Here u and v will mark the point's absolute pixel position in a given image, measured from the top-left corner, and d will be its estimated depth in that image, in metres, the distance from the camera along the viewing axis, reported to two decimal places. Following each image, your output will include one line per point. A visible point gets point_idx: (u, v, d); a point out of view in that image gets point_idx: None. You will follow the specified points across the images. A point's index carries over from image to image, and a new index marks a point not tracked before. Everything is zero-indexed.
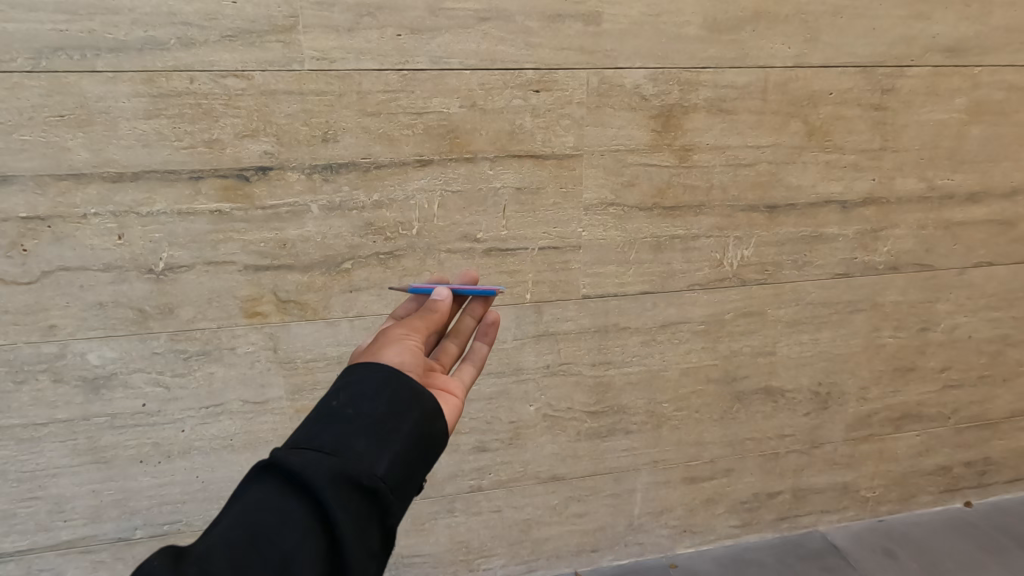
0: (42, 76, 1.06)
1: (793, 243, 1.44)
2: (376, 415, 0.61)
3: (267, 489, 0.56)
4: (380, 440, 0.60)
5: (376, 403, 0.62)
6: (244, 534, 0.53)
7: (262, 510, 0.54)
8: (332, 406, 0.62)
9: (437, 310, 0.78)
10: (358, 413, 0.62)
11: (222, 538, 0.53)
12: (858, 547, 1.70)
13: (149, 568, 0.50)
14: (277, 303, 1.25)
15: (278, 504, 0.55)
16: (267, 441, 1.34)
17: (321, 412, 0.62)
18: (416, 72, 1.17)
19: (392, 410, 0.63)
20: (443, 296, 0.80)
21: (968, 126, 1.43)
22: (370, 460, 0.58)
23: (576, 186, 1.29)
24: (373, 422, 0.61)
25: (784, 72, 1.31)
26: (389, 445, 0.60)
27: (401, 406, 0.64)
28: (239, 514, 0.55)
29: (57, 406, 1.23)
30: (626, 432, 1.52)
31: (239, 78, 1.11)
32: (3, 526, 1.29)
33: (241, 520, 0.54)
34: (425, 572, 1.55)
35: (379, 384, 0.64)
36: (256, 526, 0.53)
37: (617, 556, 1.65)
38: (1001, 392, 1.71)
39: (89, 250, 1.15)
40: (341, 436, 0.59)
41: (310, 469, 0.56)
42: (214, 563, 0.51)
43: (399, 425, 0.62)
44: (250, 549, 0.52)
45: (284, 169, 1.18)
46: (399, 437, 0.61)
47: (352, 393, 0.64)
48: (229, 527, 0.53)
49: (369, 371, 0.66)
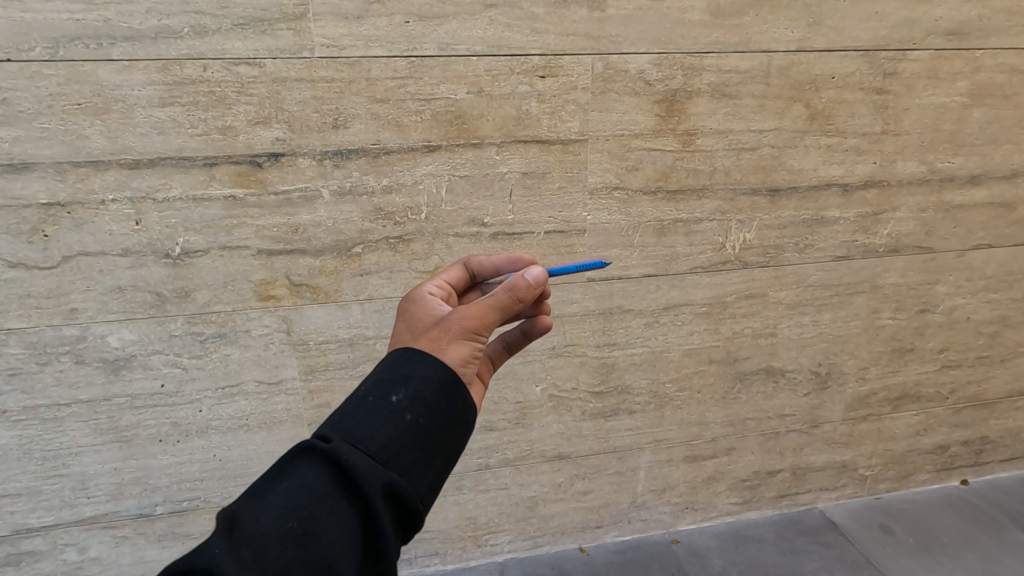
0: (60, 65, 1.08)
1: (794, 226, 1.46)
2: (432, 427, 0.63)
3: (321, 483, 0.58)
4: (429, 456, 0.62)
5: (433, 413, 0.63)
6: (297, 526, 0.56)
7: (314, 505, 0.57)
8: (391, 402, 0.63)
9: (522, 300, 0.73)
10: (415, 421, 0.62)
11: (276, 527, 0.55)
12: (857, 523, 1.74)
13: (210, 552, 0.53)
14: (291, 287, 1.28)
15: (330, 502, 0.57)
16: (282, 421, 1.38)
17: (379, 407, 0.62)
18: (424, 59, 1.19)
19: (446, 423, 0.64)
20: (535, 282, 0.73)
21: (968, 109, 1.45)
22: (418, 476, 0.61)
23: (580, 170, 1.32)
24: (428, 434, 0.62)
25: (787, 56, 1.32)
26: (435, 461, 0.63)
27: (453, 419, 0.65)
28: (292, 501, 0.57)
29: (79, 386, 1.27)
30: (630, 412, 1.56)
31: (251, 66, 1.14)
32: (29, 503, 1.33)
33: (295, 512, 0.56)
34: (435, 548, 1.60)
35: (440, 392, 0.65)
36: (308, 521, 0.56)
37: (621, 532, 1.70)
38: (999, 372, 1.74)
39: (108, 236, 1.19)
40: (397, 444, 0.60)
41: (367, 479, 0.57)
42: (270, 554, 0.54)
43: (447, 440, 0.64)
44: (303, 544, 0.55)
45: (295, 155, 1.20)
46: (444, 453, 0.64)
47: (413, 393, 0.64)
48: (283, 516, 0.56)
49: (435, 372, 0.66)
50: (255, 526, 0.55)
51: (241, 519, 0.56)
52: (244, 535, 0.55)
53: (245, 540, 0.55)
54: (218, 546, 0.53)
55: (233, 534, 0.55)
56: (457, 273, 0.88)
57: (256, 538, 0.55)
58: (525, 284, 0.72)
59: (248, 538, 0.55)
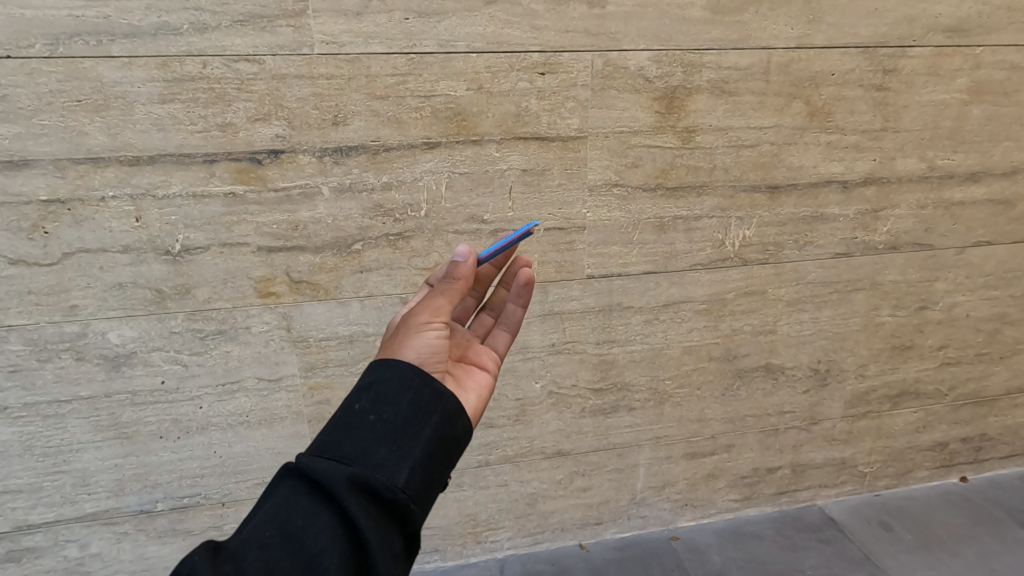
0: (60, 62, 1.08)
1: (794, 223, 1.47)
2: (399, 420, 0.63)
3: (296, 492, 0.59)
4: (402, 447, 0.61)
5: (398, 406, 0.64)
6: (274, 534, 0.57)
7: (290, 513, 0.58)
8: (355, 407, 0.64)
9: (458, 279, 0.76)
10: (380, 418, 0.63)
11: (255, 539, 0.57)
12: (855, 520, 1.75)
13: (194, 566, 0.55)
14: (291, 283, 1.28)
15: (305, 508, 0.58)
16: (282, 417, 1.38)
17: (344, 414, 0.64)
18: (424, 55, 1.19)
19: (415, 413, 0.64)
20: (465, 259, 0.75)
21: (968, 106, 1.45)
22: (393, 467, 0.60)
23: (580, 167, 1.32)
24: (395, 427, 0.62)
25: (787, 53, 1.32)
26: (411, 451, 0.62)
27: (424, 409, 0.65)
28: (269, 513, 0.58)
29: (79, 383, 1.27)
30: (629, 409, 1.56)
31: (251, 62, 1.14)
32: (30, 500, 1.34)
33: (271, 523, 0.57)
34: (435, 545, 1.60)
35: (401, 386, 0.65)
36: (285, 529, 0.57)
37: (621, 529, 1.70)
38: (998, 369, 1.74)
39: (108, 233, 1.19)
40: (362, 442, 0.61)
41: (333, 477, 0.58)
42: (250, 563, 0.55)
43: (421, 430, 0.64)
44: (281, 550, 0.56)
45: (295, 152, 1.20)
46: (421, 442, 0.63)
47: (374, 395, 0.65)
48: (261, 528, 0.57)
49: (392, 371, 0.67)
50: (238, 543, 0.57)
51: (227, 539, 0.58)
52: (227, 552, 0.57)
53: (229, 555, 0.56)
54: (199, 557, 0.55)
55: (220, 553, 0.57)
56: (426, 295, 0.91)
57: (237, 553, 0.56)
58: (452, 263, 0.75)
59: (231, 553, 0.56)
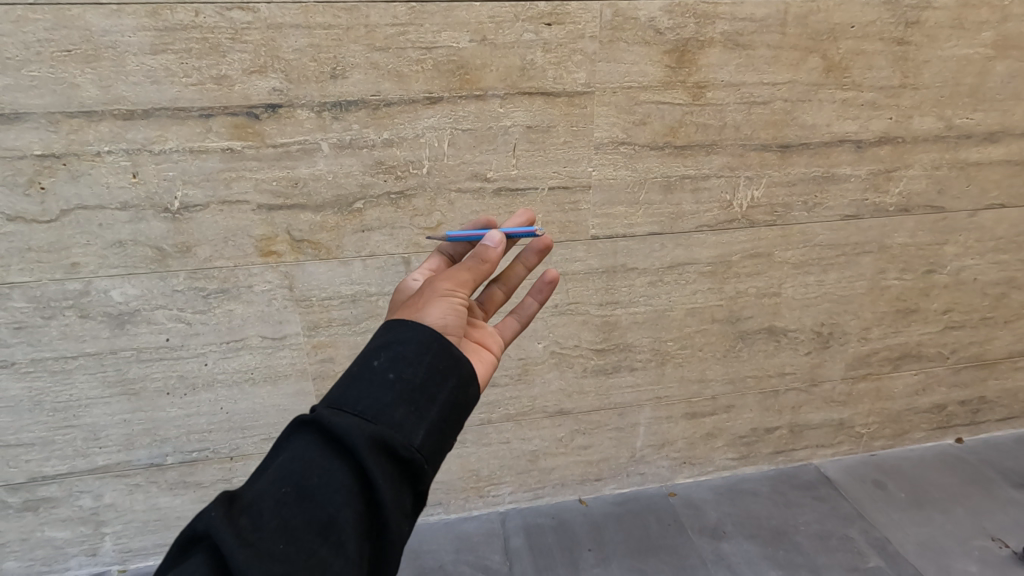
0: (46, 9, 1.04)
1: (804, 184, 1.43)
2: (417, 382, 0.62)
3: (313, 449, 0.59)
4: (420, 409, 0.62)
5: (417, 368, 0.63)
6: (290, 491, 0.56)
7: (305, 470, 0.57)
8: (373, 365, 0.63)
9: (487, 261, 0.74)
10: (400, 378, 0.62)
11: (271, 493, 0.56)
12: (850, 479, 1.78)
13: (208, 519, 0.55)
14: (291, 242, 1.27)
15: (322, 464, 0.58)
16: (287, 375, 1.40)
17: (363, 372, 0.63)
18: (425, 4, 1.14)
19: (433, 377, 0.64)
20: (493, 244, 0.74)
21: (992, 61, 1.39)
22: (411, 428, 0.60)
23: (586, 124, 1.28)
24: (414, 389, 0.62)
25: (806, 3, 1.26)
26: (427, 413, 0.62)
27: (442, 372, 0.65)
28: (285, 469, 0.58)
29: (85, 339, 1.28)
30: (631, 370, 1.57)
31: (245, 10, 1.09)
32: (43, 452, 1.37)
33: (289, 479, 0.57)
34: (438, 498, 1.65)
35: (421, 348, 0.65)
36: (302, 484, 0.57)
37: (620, 485, 1.74)
38: (1001, 333, 1.74)
39: (105, 189, 1.17)
40: (380, 401, 0.60)
41: (352, 434, 0.58)
42: (265, 517, 0.55)
43: (438, 393, 0.63)
44: (298, 506, 0.56)
45: (293, 107, 1.17)
46: (437, 405, 0.63)
47: (394, 354, 0.64)
48: (278, 484, 0.57)
49: (413, 332, 0.66)
50: (253, 496, 0.57)
51: (241, 491, 0.58)
52: (242, 505, 0.56)
53: (244, 507, 0.56)
54: (214, 512, 0.55)
55: (234, 505, 0.57)
56: (437, 262, 0.90)
57: (253, 506, 0.56)
58: (484, 246, 0.74)
59: (246, 507, 0.56)
